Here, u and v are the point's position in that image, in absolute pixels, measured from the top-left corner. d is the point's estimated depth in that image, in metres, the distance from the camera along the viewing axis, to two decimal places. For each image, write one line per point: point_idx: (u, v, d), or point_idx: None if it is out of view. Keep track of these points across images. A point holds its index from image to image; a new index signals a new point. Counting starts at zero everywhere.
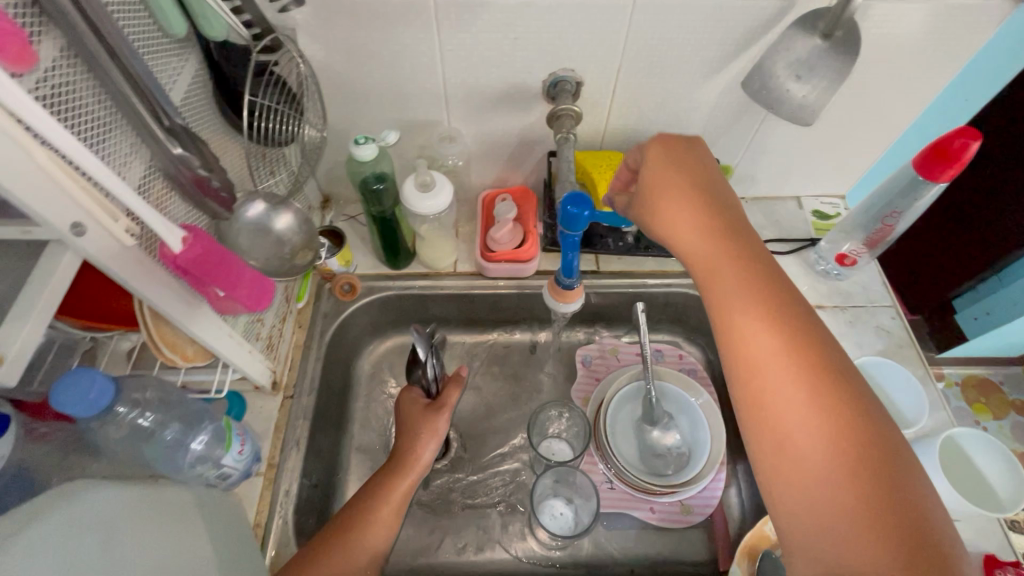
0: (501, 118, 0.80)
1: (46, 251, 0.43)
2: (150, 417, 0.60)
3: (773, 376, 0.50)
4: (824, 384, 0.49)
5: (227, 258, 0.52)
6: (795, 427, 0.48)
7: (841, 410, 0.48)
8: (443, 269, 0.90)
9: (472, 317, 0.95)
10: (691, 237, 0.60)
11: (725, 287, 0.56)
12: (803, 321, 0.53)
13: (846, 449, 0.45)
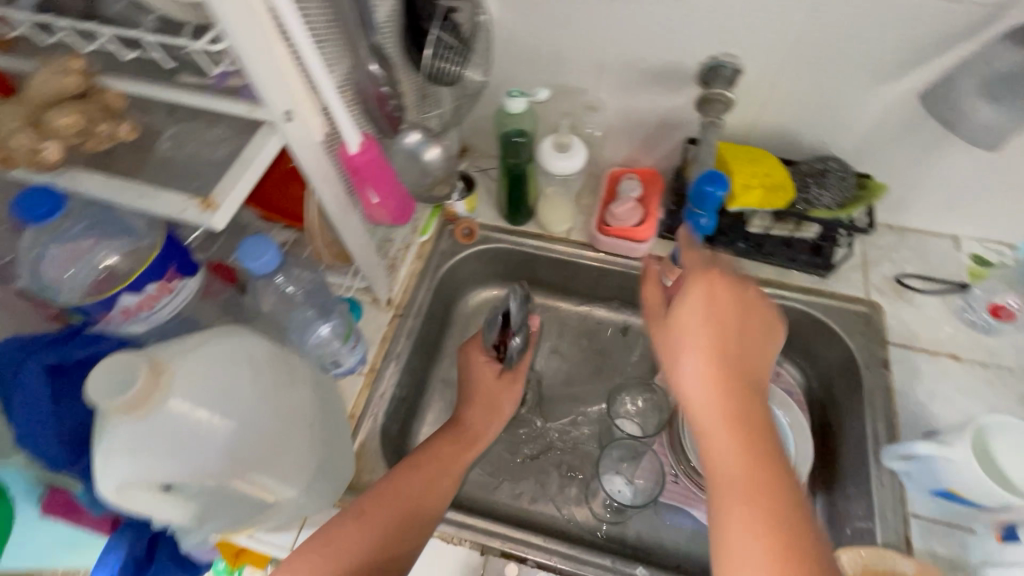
0: (648, 95, 0.81)
1: (260, 131, 0.51)
2: (297, 292, 0.70)
3: (720, 452, 0.47)
4: (769, 463, 0.46)
5: (386, 170, 0.59)
6: (743, 516, 0.44)
7: (783, 496, 0.44)
8: (556, 233, 0.93)
9: (572, 286, 0.98)
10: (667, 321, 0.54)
11: (685, 356, 0.52)
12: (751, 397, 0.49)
13: (787, 539, 0.42)
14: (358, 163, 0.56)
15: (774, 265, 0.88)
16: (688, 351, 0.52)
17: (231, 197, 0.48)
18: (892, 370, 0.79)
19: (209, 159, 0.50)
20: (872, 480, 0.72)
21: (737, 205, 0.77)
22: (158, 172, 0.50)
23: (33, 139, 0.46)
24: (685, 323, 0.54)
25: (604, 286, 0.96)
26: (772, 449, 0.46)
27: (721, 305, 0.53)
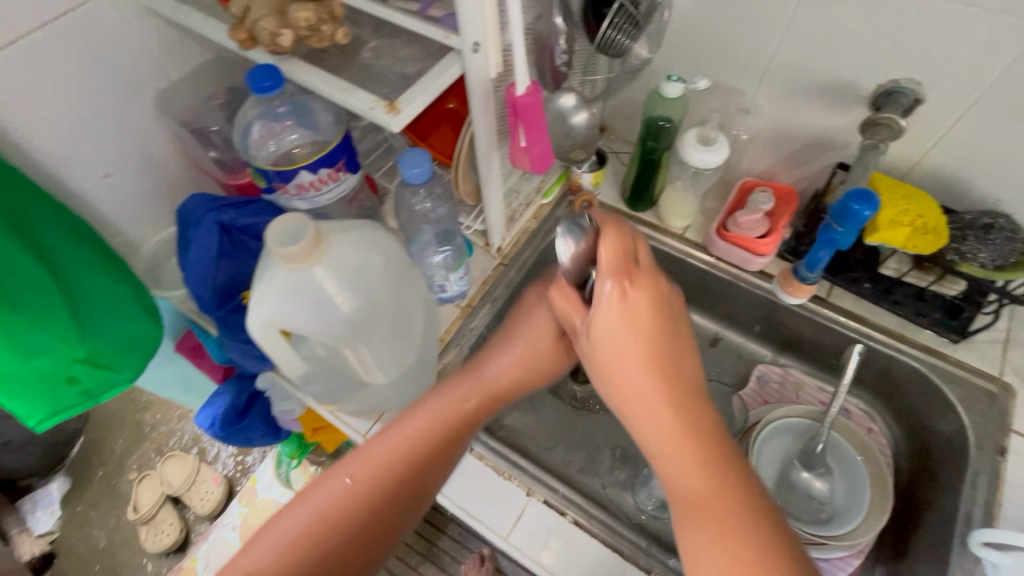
0: (809, 109, 0.78)
1: (446, 57, 0.58)
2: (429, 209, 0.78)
3: (680, 467, 0.47)
4: (721, 464, 0.47)
5: (541, 118, 0.63)
6: (708, 528, 0.44)
7: (744, 495, 0.45)
8: (671, 228, 0.93)
9: (673, 285, 0.98)
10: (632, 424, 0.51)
11: (636, 373, 0.49)
12: (697, 403, 0.49)
13: (759, 536, 0.43)
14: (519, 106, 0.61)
15: (899, 317, 0.82)
16: (631, 366, 0.49)
17: (411, 106, 0.54)
18: (1008, 460, 0.71)
19: (400, 72, 0.58)
20: (951, 562, 0.66)
21: (876, 236, 0.73)
22: (357, 74, 0.58)
23: (275, 25, 0.56)
24: (627, 352, 0.49)
25: (706, 291, 0.95)
26: (718, 446, 0.47)
27: (639, 319, 0.50)
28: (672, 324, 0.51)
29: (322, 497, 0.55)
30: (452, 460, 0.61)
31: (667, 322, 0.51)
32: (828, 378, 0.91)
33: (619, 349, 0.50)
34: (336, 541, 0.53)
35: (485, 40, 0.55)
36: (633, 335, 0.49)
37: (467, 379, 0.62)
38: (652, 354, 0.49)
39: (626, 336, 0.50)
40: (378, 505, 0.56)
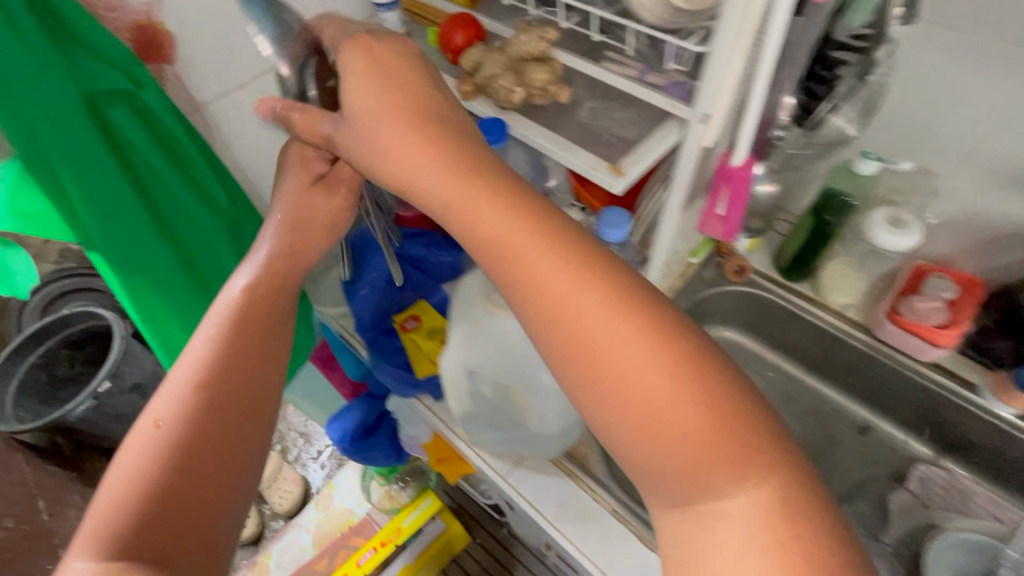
0: (1017, 200, 0.73)
1: (666, 123, 0.59)
2: None
3: (621, 362, 0.36)
4: (683, 358, 0.36)
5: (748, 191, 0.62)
6: (666, 458, 0.35)
7: (712, 408, 0.35)
8: (829, 303, 0.88)
9: (820, 362, 0.92)
10: (490, 223, 0.39)
11: (467, 190, 0.41)
12: (654, 308, 0.37)
13: (716, 423, 0.35)
14: (727, 179, 0.60)
15: None
16: (475, 198, 0.40)
17: (635, 170, 0.55)
18: None
19: (622, 135, 0.59)
20: None
21: None
22: (579, 133, 0.59)
23: (510, 83, 0.58)
24: (460, 175, 0.41)
25: (862, 376, 0.88)
26: (676, 347, 0.36)
27: (400, 92, 0.44)
28: (428, 72, 0.46)
29: (131, 448, 0.42)
30: (285, 298, 0.52)
31: (555, 224, 0.39)
32: (1002, 491, 0.82)
33: (422, 172, 0.42)
34: (162, 465, 0.41)
35: (715, 112, 0.55)
36: (449, 155, 0.42)
37: (246, 267, 0.52)
38: (505, 198, 0.40)
39: (450, 155, 0.42)
40: (188, 442, 0.42)
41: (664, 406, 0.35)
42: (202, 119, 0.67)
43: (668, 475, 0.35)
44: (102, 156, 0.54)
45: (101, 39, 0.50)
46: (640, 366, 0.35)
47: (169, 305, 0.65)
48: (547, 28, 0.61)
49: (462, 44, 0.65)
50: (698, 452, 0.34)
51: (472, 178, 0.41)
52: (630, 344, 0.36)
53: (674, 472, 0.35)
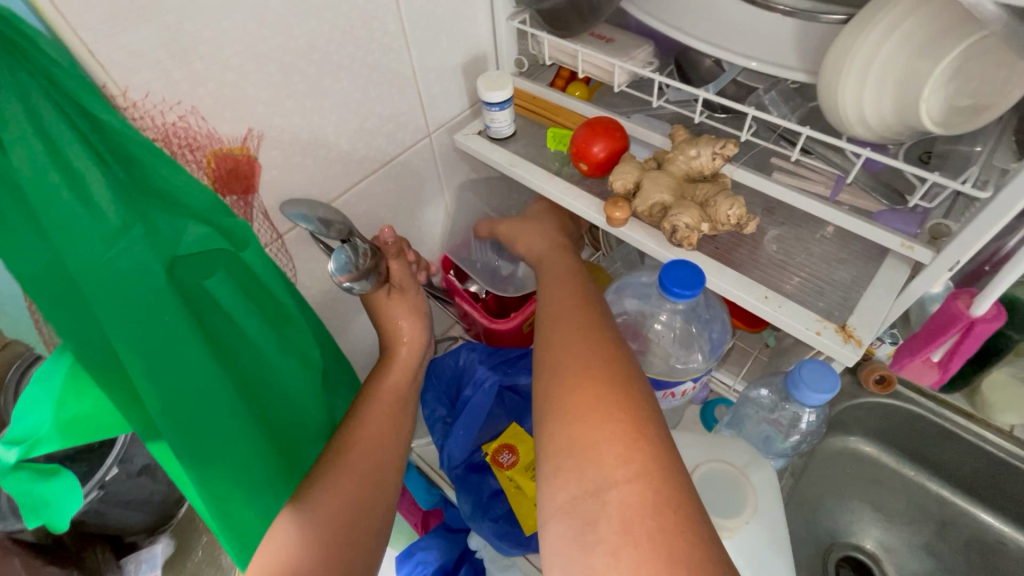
0: None
1: (888, 264, 0.46)
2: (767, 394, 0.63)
3: (596, 463, 0.36)
4: (671, 495, 0.34)
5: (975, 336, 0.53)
6: (575, 518, 0.35)
7: (648, 509, 0.33)
8: (994, 422, 0.76)
9: (979, 486, 0.80)
10: (568, 352, 0.43)
11: (565, 336, 0.45)
12: (647, 421, 0.38)
13: (641, 460, 0.35)
14: (964, 331, 0.50)
15: None
16: (563, 340, 0.45)
17: (872, 333, 0.43)
18: None
19: (830, 279, 0.47)
20: None
21: None
22: (774, 277, 0.47)
23: (693, 219, 0.46)
24: (555, 323, 0.48)
25: None
26: (658, 454, 0.36)
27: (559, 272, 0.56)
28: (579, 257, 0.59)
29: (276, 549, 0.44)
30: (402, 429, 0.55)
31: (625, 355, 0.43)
32: None
33: (542, 321, 0.49)
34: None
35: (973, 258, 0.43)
36: (567, 309, 0.49)
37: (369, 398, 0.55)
38: (593, 349, 0.43)
39: (565, 312, 0.49)
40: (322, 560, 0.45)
41: (610, 489, 0.35)
42: (283, 250, 0.54)
43: (585, 564, 0.33)
44: (189, 339, 0.39)
45: (193, 193, 0.38)
46: (613, 449, 0.36)
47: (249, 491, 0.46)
48: (727, 142, 0.48)
49: (602, 155, 0.53)
50: (619, 522, 0.33)
51: (577, 326, 0.46)
52: (619, 434, 0.37)
53: (589, 541, 0.34)
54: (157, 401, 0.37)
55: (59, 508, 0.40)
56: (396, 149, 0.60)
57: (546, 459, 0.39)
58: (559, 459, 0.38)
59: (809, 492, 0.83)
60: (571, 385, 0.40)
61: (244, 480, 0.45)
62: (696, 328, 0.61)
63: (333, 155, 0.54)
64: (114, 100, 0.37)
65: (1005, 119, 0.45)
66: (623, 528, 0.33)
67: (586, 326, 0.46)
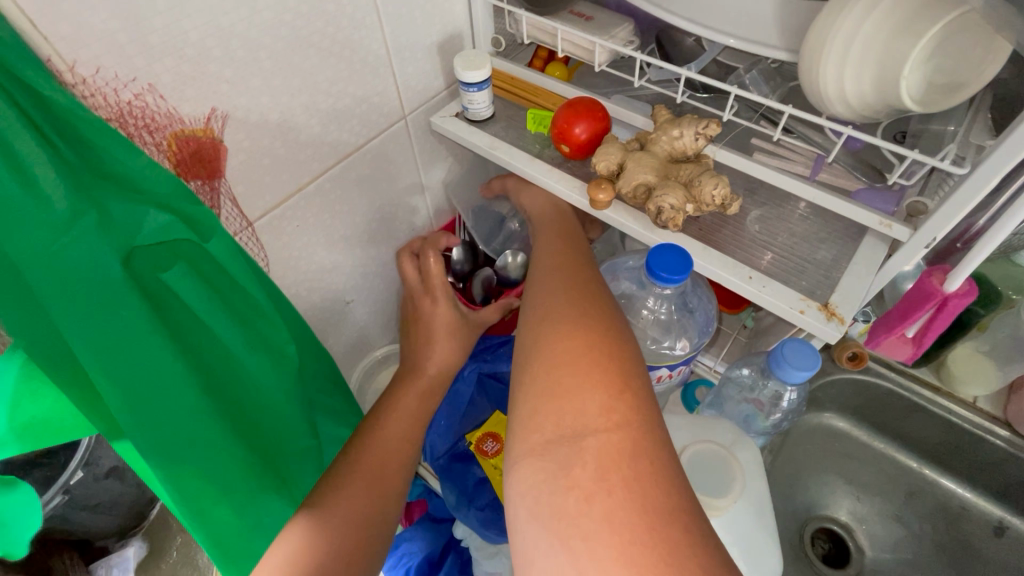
0: None
1: (866, 243, 0.47)
2: (749, 372, 0.63)
3: (576, 410, 0.35)
4: (648, 449, 0.33)
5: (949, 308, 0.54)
6: (548, 462, 0.34)
7: (626, 457, 0.33)
8: (959, 394, 0.79)
9: (943, 455, 0.83)
10: (556, 306, 0.42)
11: (554, 293, 0.45)
12: (633, 376, 0.37)
13: (617, 409, 0.35)
14: (939, 307, 0.52)
15: None
16: (553, 296, 0.44)
17: (853, 310, 0.43)
18: None
19: (812, 258, 0.47)
20: None
21: None
22: (758, 258, 0.47)
23: (678, 201, 0.46)
24: (546, 282, 0.47)
25: (996, 474, 0.79)
26: (641, 409, 0.35)
27: (553, 236, 0.55)
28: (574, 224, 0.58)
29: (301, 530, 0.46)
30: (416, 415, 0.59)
31: (615, 315, 0.42)
32: None
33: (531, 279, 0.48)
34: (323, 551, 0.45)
35: None
36: (558, 269, 0.48)
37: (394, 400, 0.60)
38: (583, 305, 0.42)
39: (555, 272, 0.48)
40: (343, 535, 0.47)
41: (588, 435, 0.34)
42: (254, 238, 0.52)
43: (556, 508, 0.32)
44: (151, 335, 0.37)
45: (151, 179, 0.35)
46: (590, 397, 0.35)
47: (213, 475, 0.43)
48: (711, 121, 0.48)
49: (585, 137, 0.52)
50: (595, 468, 0.32)
51: (567, 284, 0.45)
52: (597, 384, 0.36)
53: (562, 486, 0.33)
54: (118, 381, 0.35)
55: (15, 529, 0.39)
56: (371, 132, 0.58)
57: (522, 406, 0.37)
58: (534, 406, 0.36)
59: (784, 466, 0.86)
60: (555, 335, 0.40)
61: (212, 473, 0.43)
62: (680, 315, 0.61)
63: (304, 138, 0.51)
64: (60, 76, 0.33)
65: (981, 98, 0.45)
66: (595, 472, 0.32)
67: (578, 285, 0.45)
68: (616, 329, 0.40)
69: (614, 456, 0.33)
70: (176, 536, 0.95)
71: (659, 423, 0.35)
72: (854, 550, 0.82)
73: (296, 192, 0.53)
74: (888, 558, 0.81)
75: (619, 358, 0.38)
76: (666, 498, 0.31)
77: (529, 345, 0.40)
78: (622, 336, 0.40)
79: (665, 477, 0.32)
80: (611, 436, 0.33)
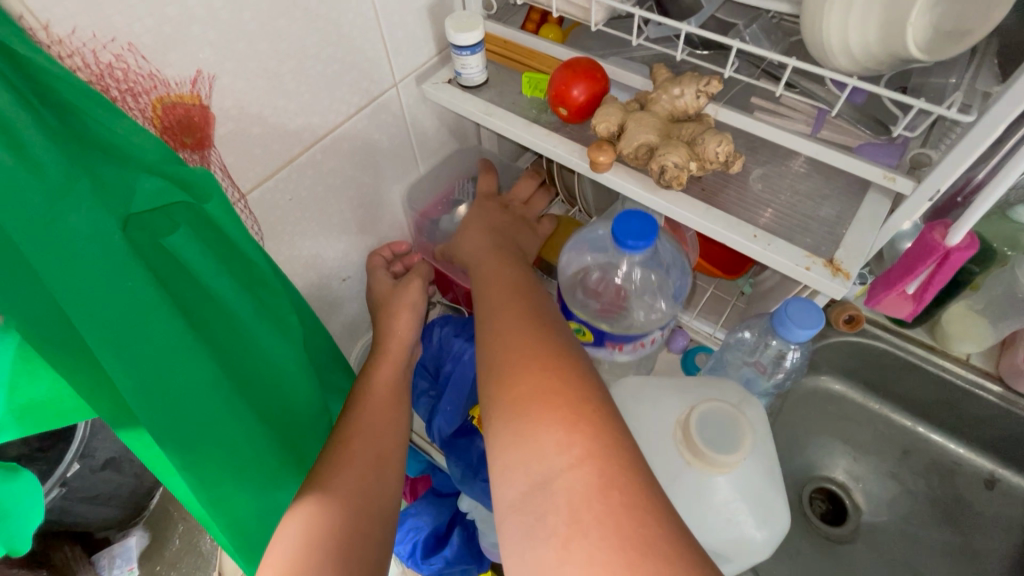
0: None
1: (868, 199, 0.47)
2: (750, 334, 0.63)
3: (540, 452, 0.36)
4: (617, 474, 0.34)
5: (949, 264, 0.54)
6: (526, 515, 0.34)
7: (594, 492, 0.33)
8: (952, 352, 0.80)
9: (936, 412, 0.85)
10: (503, 344, 0.44)
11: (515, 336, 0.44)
12: (586, 397, 0.38)
13: (577, 439, 0.35)
14: (940, 262, 0.52)
15: None
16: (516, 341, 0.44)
17: (858, 266, 0.43)
18: None
19: (815, 216, 0.47)
20: None
21: None
22: (761, 217, 0.47)
23: (681, 159, 0.45)
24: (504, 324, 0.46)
25: (987, 429, 0.81)
26: (601, 429, 0.36)
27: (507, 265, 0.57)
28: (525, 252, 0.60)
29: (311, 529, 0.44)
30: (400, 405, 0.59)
31: (560, 341, 0.43)
32: None
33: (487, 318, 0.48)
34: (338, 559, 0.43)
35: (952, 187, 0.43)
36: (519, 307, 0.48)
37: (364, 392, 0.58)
38: (549, 350, 0.42)
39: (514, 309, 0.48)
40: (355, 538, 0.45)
41: (556, 477, 0.35)
42: (246, 212, 0.50)
43: (538, 559, 0.33)
44: (157, 304, 0.36)
45: (141, 144, 0.34)
46: (551, 435, 0.36)
47: (225, 445, 0.42)
48: (711, 78, 0.46)
49: (583, 99, 0.51)
50: (567, 511, 0.33)
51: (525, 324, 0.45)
52: (552, 418, 0.37)
53: (541, 534, 0.33)
54: (122, 355, 0.34)
55: (18, 521, 0.38)
56: (362, 101, 0.56)
57: (493, 459, 0.38)
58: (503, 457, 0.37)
59: (783, 429, 0.88)
60: (507, 377, 0.41)
61: (230, 441, 0.43)
62: (656, 275, 0.61)
63: (293, 107, 0.49)
64: (34, 36, 0.32)
65: (982, 47, 0.45)
66: (568, 518, 0.33)
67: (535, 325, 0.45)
68: (562, 351, 0.42)
69: (584, 495, 0.33)
70: (179, 524, 0.95)
71: (624, 439, 0.36)
72: (851, 510, 0.84)
73: (288, 163, 0.52)
74: (883, 515, 0.83)
75: (572, 384, 0.39)
76: (645, 524, 0.32)
77: (487, 393, 0.41)
78: (570, 360, 0.41)
79: (639, 497, 0.33)
80: (579, 471, 0.34)
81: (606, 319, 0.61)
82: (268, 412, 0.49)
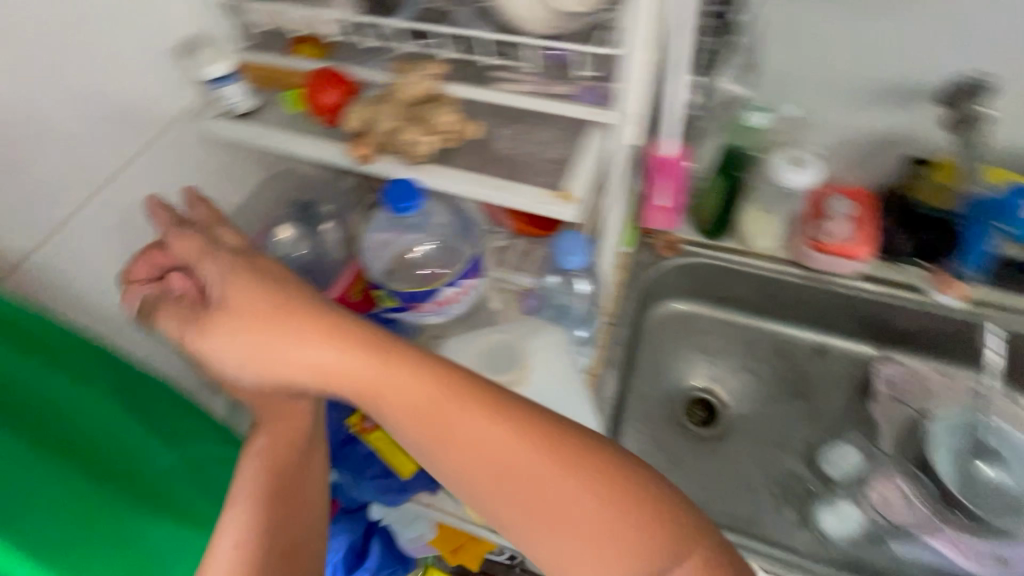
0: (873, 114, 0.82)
1: (586, 133, 0.56)
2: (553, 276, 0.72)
3: (513, 473, 0.37)
4: (597, 458, 0.37)
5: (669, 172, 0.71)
6: (541, 523, 0.37)
7: (604, 485, 0.36)
8: (757, 250, 0.92)
9: (762, 303, 0.97)
10: (377, 387, 0.38)
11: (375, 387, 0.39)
12: (517, 403, 0.39)
13: (542, 446, 0.37)
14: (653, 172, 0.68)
15: None
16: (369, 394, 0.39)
17: (581, 190, 0.52)
18: None
19: (550, 154, 0.54)
20: None
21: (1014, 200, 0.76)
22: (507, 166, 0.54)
23: (418, 133, 0.52)
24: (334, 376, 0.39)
25: (802, 305, 0.94)
26: (554, 423, 0.38)
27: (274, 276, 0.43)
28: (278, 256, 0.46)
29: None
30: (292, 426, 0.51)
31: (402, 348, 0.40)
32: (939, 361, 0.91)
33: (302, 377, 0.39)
34: None
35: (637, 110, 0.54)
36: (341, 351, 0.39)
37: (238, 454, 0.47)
38: (440, 379, 0.39)
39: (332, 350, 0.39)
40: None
41: (550, 489, 0.36)
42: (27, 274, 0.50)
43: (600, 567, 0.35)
44: None
45: None
46: (526, 456, 0.37)
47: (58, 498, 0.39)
48: (427, 65, 0.55)
49: (336, 103, 0.56)
50: (598, 519, 0.35)
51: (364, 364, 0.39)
52: (513, 441, 0.37)
53: (573, 538, 0.36)
54: None
55: None
56: (133, 145, 0.57)
57: (474, 491, 0.38)
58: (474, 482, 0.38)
59: (649, 355, 0.97)
60: (402, 413, 0.38)
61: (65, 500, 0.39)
62: (445, 240, 0.66)
63: (49, 162, 0.50)
64: None
65: None
66: (572, 521, 0.36)
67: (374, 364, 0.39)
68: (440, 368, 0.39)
69: (595, 498, 0.36)
70: None
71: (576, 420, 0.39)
72: (720, 408, 0.94)
73: (60, 227, 0.51)
74: (746, 403, 0.94)
75: (487, 395, 0.39)
76: (637, 473, 0.37)
77: (420, 439, 0.38)
78: (466, 375, 0.39)
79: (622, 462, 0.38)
80: (564, 474, 0.36)
81: (420, 285, 0.62)
82: (134, 477, 0.46)
